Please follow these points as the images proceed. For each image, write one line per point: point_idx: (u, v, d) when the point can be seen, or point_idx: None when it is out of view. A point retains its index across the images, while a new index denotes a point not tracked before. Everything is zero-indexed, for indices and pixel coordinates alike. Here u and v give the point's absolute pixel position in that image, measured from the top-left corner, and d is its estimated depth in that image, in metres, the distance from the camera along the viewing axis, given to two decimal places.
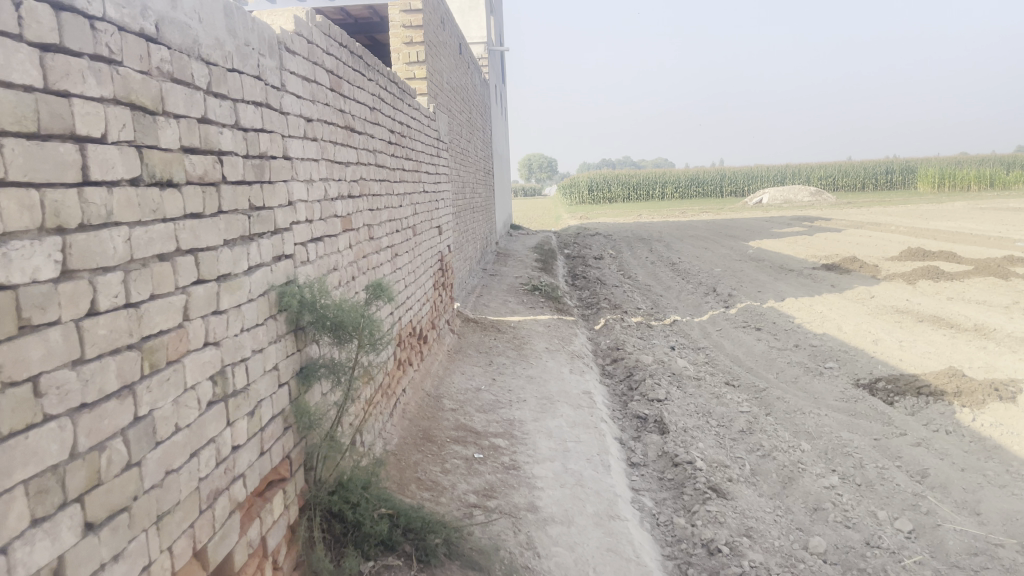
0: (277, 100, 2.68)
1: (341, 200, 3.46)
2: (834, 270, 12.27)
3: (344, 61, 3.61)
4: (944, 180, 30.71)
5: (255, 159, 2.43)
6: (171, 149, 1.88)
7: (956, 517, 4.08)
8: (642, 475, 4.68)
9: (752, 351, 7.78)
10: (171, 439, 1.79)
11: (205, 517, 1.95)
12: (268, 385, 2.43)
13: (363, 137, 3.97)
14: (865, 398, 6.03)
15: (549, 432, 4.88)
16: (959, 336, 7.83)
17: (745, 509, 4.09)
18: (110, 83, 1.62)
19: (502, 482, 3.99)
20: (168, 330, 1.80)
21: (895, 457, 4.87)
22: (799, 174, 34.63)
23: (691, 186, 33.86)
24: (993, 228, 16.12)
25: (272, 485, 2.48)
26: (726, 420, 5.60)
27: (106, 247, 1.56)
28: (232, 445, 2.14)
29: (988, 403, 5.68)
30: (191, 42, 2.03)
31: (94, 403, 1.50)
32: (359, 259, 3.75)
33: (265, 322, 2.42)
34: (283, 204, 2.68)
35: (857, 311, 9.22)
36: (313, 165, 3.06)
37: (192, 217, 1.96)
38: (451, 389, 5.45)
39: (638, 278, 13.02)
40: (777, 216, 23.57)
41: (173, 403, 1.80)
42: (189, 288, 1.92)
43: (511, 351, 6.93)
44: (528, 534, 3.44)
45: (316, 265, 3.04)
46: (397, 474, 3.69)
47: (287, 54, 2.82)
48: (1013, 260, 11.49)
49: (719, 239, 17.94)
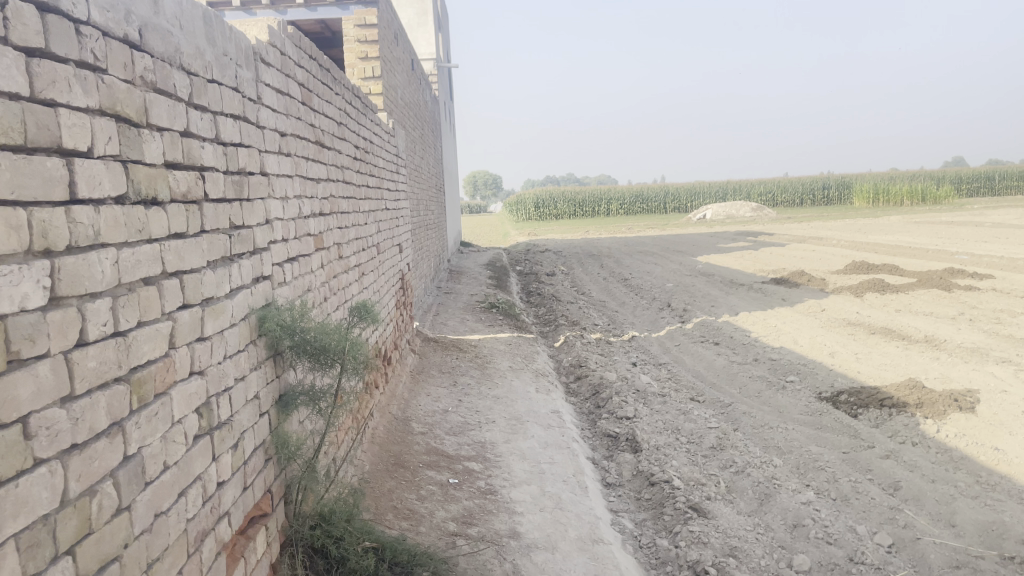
0: (254, 113, 2.54)
1: (313, 218, 3.31)
2: (783, 284, 12.44)
3: (314, 73, 3.48)
4: (878, 196, 31.66)
5: (234, 175, 2.29)
6: (156, 164, 1.74)
7: (933, 529, 4.09)
8: (619, 495, 4.61)
9: (713, 366, 7.79)
10: (160, 479, 1.64)
11: (192, 561, 1.80)
12: (250, 416, 2.28)
13: (331, 152, 3.83)
14: (830, 411, 6.06)
15: (522, 454, 4.77)
16: (912, 347, 7.96)
17: (727, 528, 4.04)
18: (96, 93, 1.49)
19: (481, 508, 3.87)
20: (155, 359, 1.66)
21: (865, 470, 4.89)
22: (740, 190, 35.28)
23: (636, 203, 34.21)
24: (928, 241, 16.58)
25: (253, 522, 2.32)
26: (696, 436, 5.56)
27: (95, 271, 1.42)
28: (217, 482, 1.99)
29: (949, 414, 5.74)
30: (173, 51, 1.90)
31: (84, 443, 1.35)
32: (330, 279, 3.60)
33: (245, 347, 2.27)
34: (261, 222, 2.54)
35: (811, 325, 9.33)
36: (287, 181, 2.91)
37: (177, 237, 1.83)
38: (419, 412, 5.30)
39: (592, 294, 13.00)
40: (721, 231, 23.98)
41: (162, 440, 1.66)
42: (175, 313, 1.78)
43: (475, 371, 6.80)
44: (514, 563, 3.33)
45: (292, 287, 2.89)
46: (373, 503, 3.54)
47: (262, 65, 2.68)
48: (953, 272, 11.79)
49: (667, 254, 18.10)
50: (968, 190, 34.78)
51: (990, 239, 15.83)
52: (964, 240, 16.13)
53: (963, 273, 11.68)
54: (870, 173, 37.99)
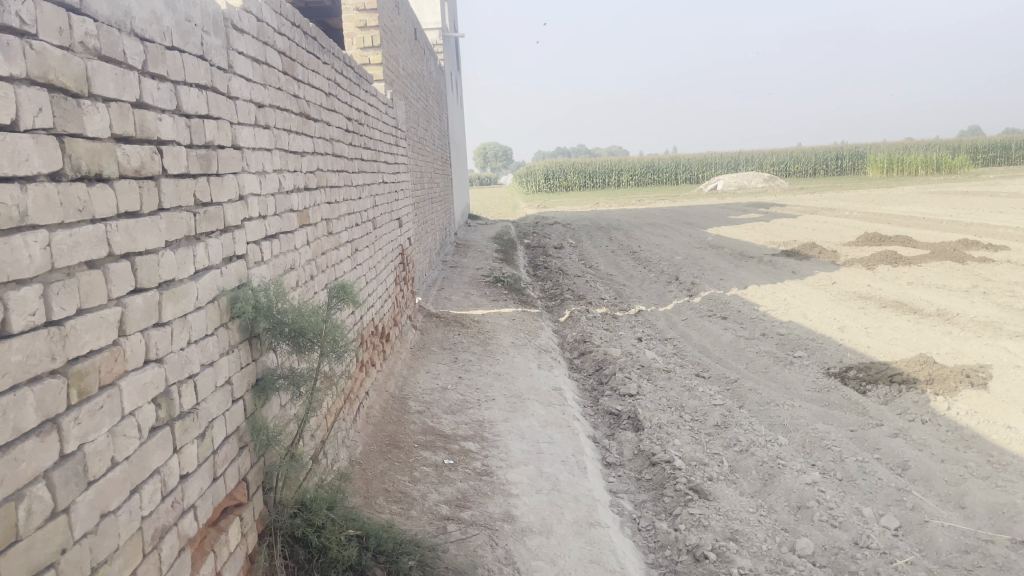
0: (224, 84, 2.40)
1: (297, 193, 3.19)
2: (794, 256, 12.26)
3: (298, 41, 3.33)
4: (892, 166, 31.21)
5: (200, 149, 2.16)
6: (101, 138, 1.62)
7: (942, 511, 3.98)
8: (619, 475, 4.51)
9: (720, 341, 7.66)
10: (107, 476, 1.54)
11: (150, 561, 1.71)
12: (220, 403, 2.17)
13: (319, 123, 3.69)
14: (838, 388, 5.92)
15: (521, 433, 4.67)
16: (924, 321, 7.79)
17: (728, 510, 3.94)
18: (22, 60, 1.36)
19: (476, 490, 3.77)
20: (100, 349, 1.55)
21: (873, 449, 4.76)
22: (751, 161, 34.83)
23: (646, 174, 33.86)
24: (943, 212, 16.26)
25: (226, 512, 2.22)
26: (700, 414, 5.45)
27: (19, 256, 1.32)
28: (180, 475, 1.88)
29: (961, 390, 5.60)
30: (122, 15, 1.76)
31: (8, 445, 1.26)
32: (316, 256, 3.48)
33: (214, 332, 2.16)
34: (233, 198, 2.40)
35: (821, 298, 9.16)
36: (265, 155, 2.78)
37: (127, 216, 1.70)
38: (417, 390, 5.20)
39: (599, 268, 12.86)
40: (732, 203, 23.72)
41: (108, 434, 1.55)
42: (125, 298, 1.66)
43: (477, 347, 6.69)
44: (506, 548, 3.24)
45: (271, 265, 2.77)
46: (363, 486, 3.45)
47: (234, 33, 2.54)
48: (968, 244, 11.55)
49: (677, 226, 17.90)
50: (984, 159, 34.23)
51: (1007, 210, 15.55)
52: (979, 211, 15.83)
53: (977, 244, 11.45)
54: (885, 142, 37.46)
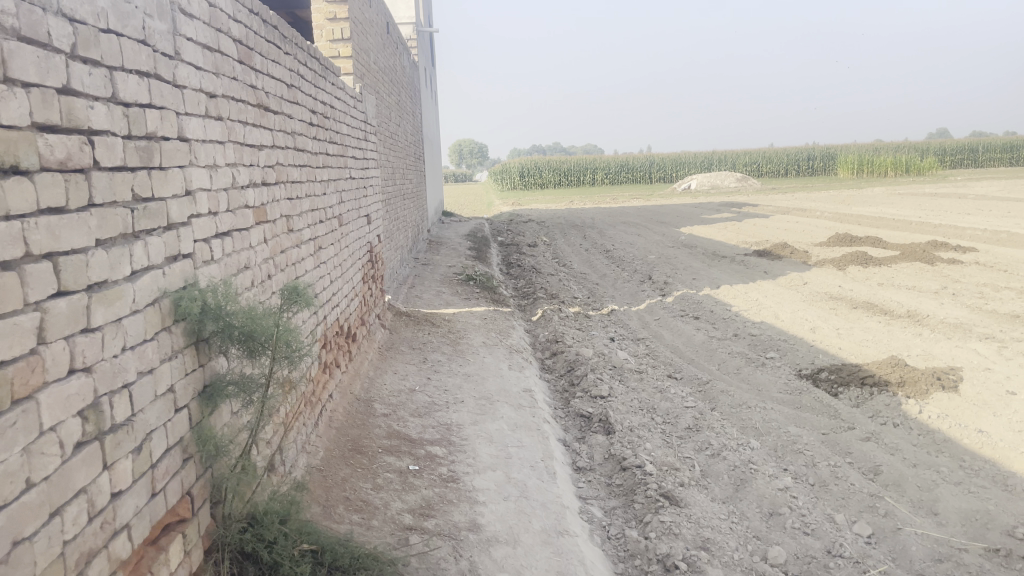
0: (169, 71, 2.24)
1: (253, 188, 3.03)
2: (767, 256, 12.25)
3: (255, 30, 3.17)
4: (863, 167, 31.48)
5: (140, 140, 2.01)
6: (18, 128, 1.48)
7: (915, 518, 3.92)
8: (588, 481, 4.40)
9: (692, 341, 7.58)
10: (20, 499, 1.41)
11: None
12: (161, 413, 2.02)
13: (279, 115, 3.54)
14: (809, 390, 5.87)
15: (489, 436, 4.55)
16: (895, 322, 7.78)
17: (699, 517, 3.86)
18: None
19: (441, 497, 3.64)
20: (14, 359, 1.41)
21: (845, 453, 4.70)
22: (725, 160, 34.97)
23: (621, 172, 33.88)
24: (912, 213, 16.36)
25: (168, 529, 2.08)
26: (671, 416, 5.37)
27: None
28: (111, 492, 1.75)
29: (932, 394, 5.57)
30: None
31: None
32: (274, 254, 3.33)
33: (155, 337, 2.01)
34: (178, 192, 2.25)
35: (793, 298, 9.14)
36: (217, 148, 2.63)
37: (50, 213, 1.57)
38: (383, 392, 5.05)
39: (572, 266, 12.74)
40: (705, 202, 23.73)
41: (22, 454, 1.41)
42: (46, 303, 1.52)
43: (446, 347, 6.54)
44: (471, 560, 3.12)
45: (221, 264, 2.62)
46: (323, 495, 3.32)
47: (182, 16, 2.38)
48: (936, 245, 11.60)
49: (650, 224, 17.91)
50: (952, 161, 34.70)
51: (974, 212, 15.70)
52: (947, 212, 15.98)
53: (947, 246, 11.50)
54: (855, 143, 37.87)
